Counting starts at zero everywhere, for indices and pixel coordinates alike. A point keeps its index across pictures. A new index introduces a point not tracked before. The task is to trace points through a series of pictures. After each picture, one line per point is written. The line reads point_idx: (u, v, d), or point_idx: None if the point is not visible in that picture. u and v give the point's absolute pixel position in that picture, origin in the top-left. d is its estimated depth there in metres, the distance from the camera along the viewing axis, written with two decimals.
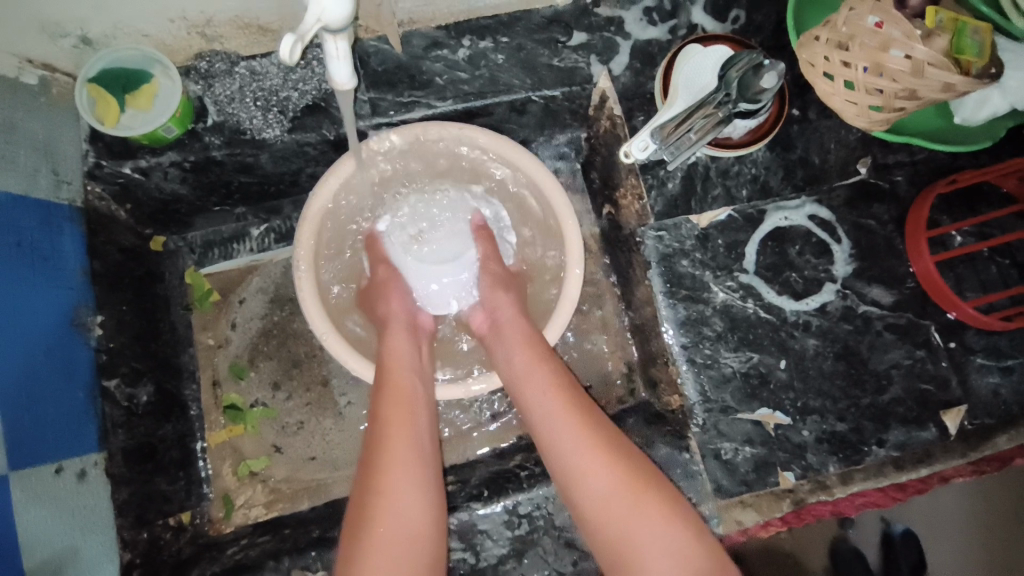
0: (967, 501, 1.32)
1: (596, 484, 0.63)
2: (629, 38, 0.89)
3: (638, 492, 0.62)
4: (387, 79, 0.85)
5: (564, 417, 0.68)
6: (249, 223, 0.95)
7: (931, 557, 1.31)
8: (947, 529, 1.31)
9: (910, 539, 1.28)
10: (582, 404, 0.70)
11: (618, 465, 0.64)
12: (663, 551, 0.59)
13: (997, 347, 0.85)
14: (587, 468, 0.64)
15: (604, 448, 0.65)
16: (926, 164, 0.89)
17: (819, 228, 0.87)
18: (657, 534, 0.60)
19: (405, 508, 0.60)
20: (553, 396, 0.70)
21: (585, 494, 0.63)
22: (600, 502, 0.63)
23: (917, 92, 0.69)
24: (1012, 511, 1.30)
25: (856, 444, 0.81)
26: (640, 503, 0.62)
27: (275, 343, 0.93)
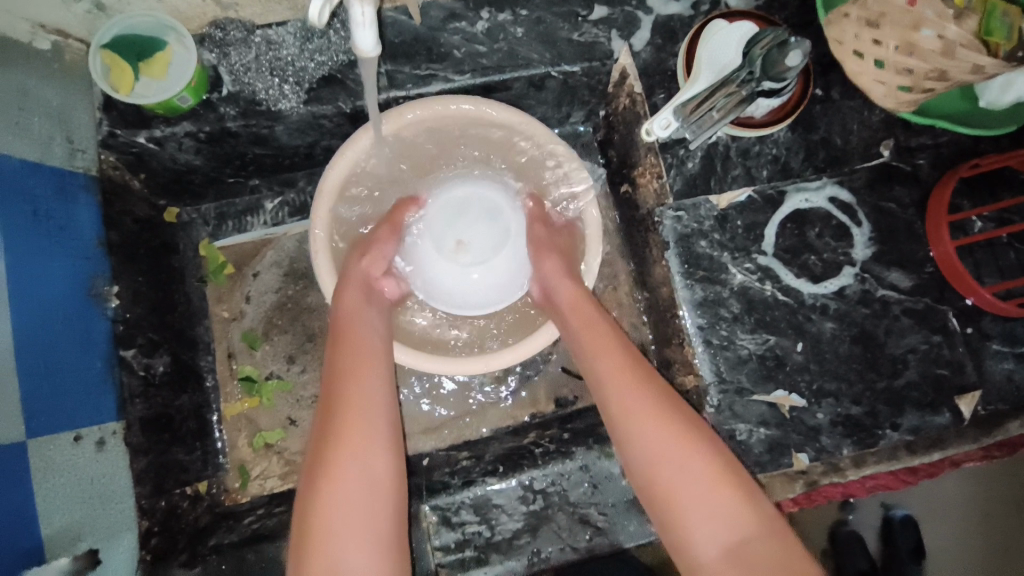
0: (967, 486, 1.33)
1: (656, 445, 0.65)
2: (651, 13, 0.87)
3: (693, 455, 0.64)
4: (404, 51, 0.83)
5: (618, 380, 0.70)
6: (262, 197, 0.95)
7: (929, 541, 1.33)
8: (946, 513, 1.33)
9: (910, 524, 1.31)
10: (642, 367, 0.71)
11: (675, 429, 0.66)
12: (712, 512, 0.61)
13: (1013, 333, 0.84)
14: (646, 434, 0.66)
15: (663, 412, 0.67)
16: (950, 147, 0.88)
17: (840, 211, 0.86)
18: (706, 497, 0.62)
19: (360, 464, 0.62)
20: (614, 361, 0.72)
21: (639, 451, 0.66)
22: (651, 461, 0.65)
23: (947, 73, 0.68)
24: (1011, 496, 1.31)
25: (871, 427, 0.81)
26: (692, 466, 0.63)
27: (289, 317, 0.93)
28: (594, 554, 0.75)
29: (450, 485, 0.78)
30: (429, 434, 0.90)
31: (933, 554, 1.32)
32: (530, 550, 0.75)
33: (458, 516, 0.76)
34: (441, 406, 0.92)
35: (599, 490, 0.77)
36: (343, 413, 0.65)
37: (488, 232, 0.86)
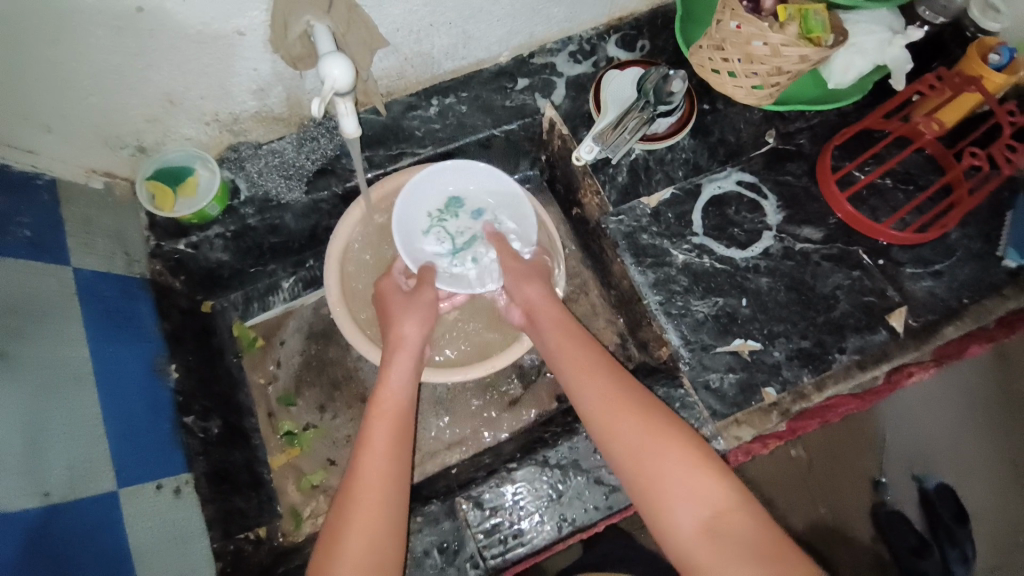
0: (968, 427, 1.41)
1: (638, 450, 0.75)
2: (563, 75, 1.13)
3: (671, 453, 0.73)
4: (378, 139, 1.06)
5: (600, 389, 0.81)
6: (280, 277, 1.13)
7: (968, 501, 1.40)
8: (963, 460, 1.41)
9: (944, 491, 1.37)
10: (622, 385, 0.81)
11: (652, 430, 0.76)
12: (695, 496, 0.70)
13: (921, 256, 1.00)
14: (626, 430, 0.76)
15: (646, 418, 0.77)
16: (823, 126, 1.09)
17: (748, 190, 1.05)
18: (689, 482, 0.71)
19: (383, 513, 0.72)
20: (589, 374, 0.83)
21: (625, 449, 0.75)
22: (633, 454, 0.75)
23: (783, 68, 0.88)
24: (1007, 421, 1.42)
25: (821, 354, 0.94)
26: (677, 463, 0.72)
27: (316, 371, 1.08)
28: (614, 510, 0.85)
29: (478, 478, 0.89)
30: (453, 448, 1.03)
31: (981, 516, 1.39)
32: (557, 516, 0.85)
33: (489, 501, 0.85)
34: (457, 420, 1.05)
35: None
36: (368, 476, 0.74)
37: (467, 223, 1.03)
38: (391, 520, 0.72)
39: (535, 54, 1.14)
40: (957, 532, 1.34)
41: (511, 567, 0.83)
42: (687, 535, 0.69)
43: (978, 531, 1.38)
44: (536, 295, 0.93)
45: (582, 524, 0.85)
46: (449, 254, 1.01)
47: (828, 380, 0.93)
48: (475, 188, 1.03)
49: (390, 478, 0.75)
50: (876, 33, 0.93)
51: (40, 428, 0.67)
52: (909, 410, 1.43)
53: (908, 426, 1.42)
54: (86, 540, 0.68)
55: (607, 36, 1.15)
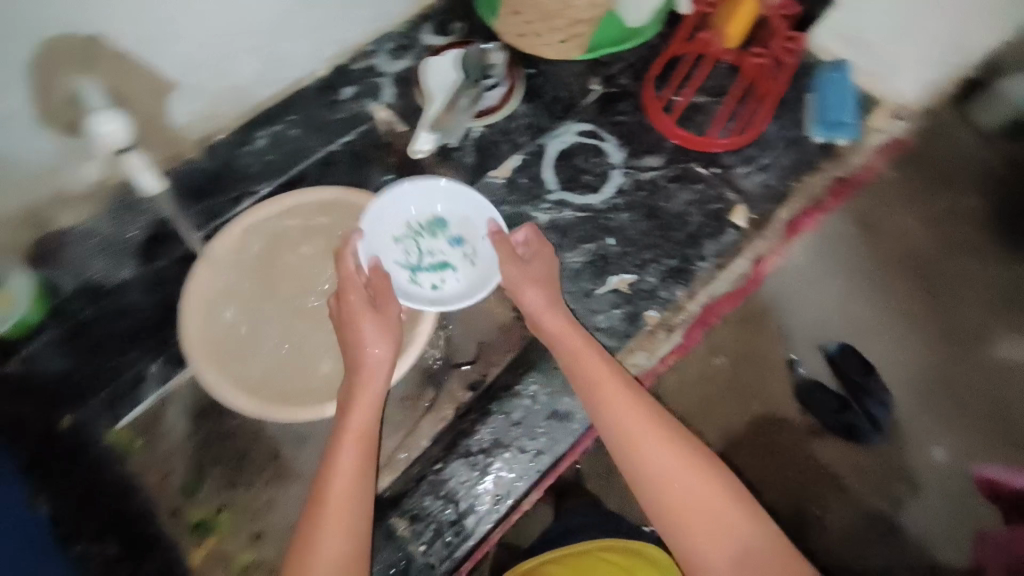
0: (848, 288, 1.18)
1: (658, 467, 0.73)
2: (385, 73, 1.10)
3: (684, 475, 0.72)
4: (208, 188, 0.99)
5: (630, 413, 0.77)
6: (143, 363, 0.96)
7: (879, 365, 1.16)
8: (845, 324, 1.17)
9: (849, 353, 1.14)
10: (635, 393, 0.80)
11: (686, 461, 0.73)
12: (726, 529, 0.70)
13: (747, 154, 1.09)
14: (660, 458, 0.74)
15: (660, 434, 0.75)
16: (640, 61, 1.14)
17: (588, 138, 1.09)
18: (721, 513, 0.71)
19: None
20: (615, 398, 0.79)
21: (656, 478, 0.73)
22: (664, 483, 0.72)
23: (578, 17, 0.93)
24: (907, 250, 1.19)
25: (687, 266, 1.02)
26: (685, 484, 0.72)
27: (214, 449, 0.97)
28: (541, 473, 0.90)
29: (411, 486, 0.90)
30: None
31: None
32: (492, 498, 0.89)
33: (425, 505, 0.89)
34: None
35: (521, 425, 0.92)
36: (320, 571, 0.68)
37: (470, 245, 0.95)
38: None
39: (356, 59, 1.09)
40: (872, 384, 1.13)
41: (464, 559, 0.87)
42: (711, 565, 0.69)
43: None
44: (542, 308, 0.86)
45: (517, 498, 0.89)
46: (410, 270, 0.93)
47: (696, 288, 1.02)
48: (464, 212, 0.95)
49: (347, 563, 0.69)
50: None
51: None
52: (794, 291, 1.18)
53: (798, 309, 1.18)
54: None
55: (420, 26, 1.12)
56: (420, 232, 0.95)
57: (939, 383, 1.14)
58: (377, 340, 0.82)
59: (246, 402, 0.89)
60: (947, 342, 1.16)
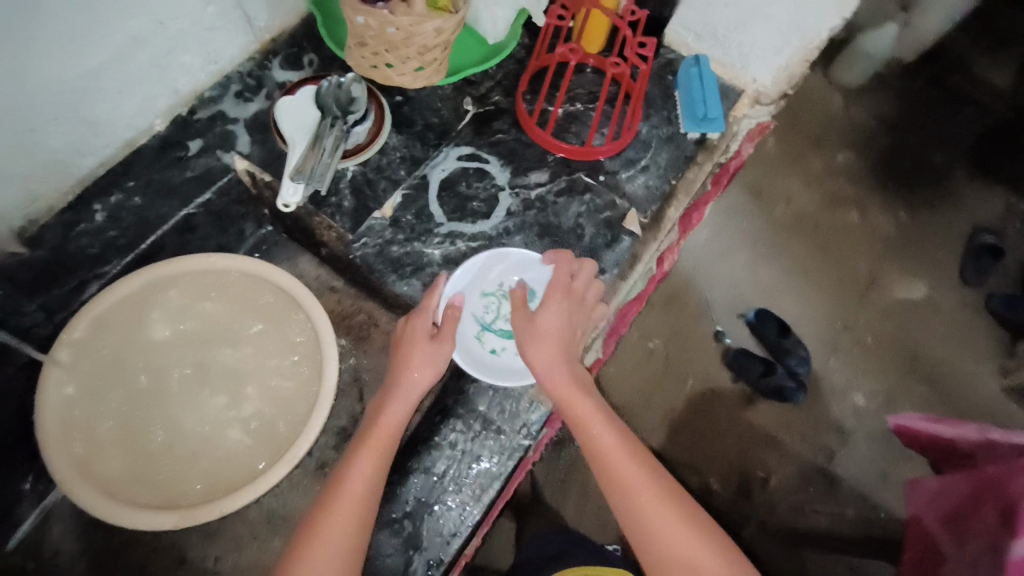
0: (757, 257, 1.53)
1: (664, 528, 0.71)
2: (238, 119, 1.00)
3: (691, 540, 0.70)
4: (43, 279, 0.87)
5: (576, 388, 0.81)
6: (15, 480, 0.82)
7: (790, 316, 1.50)
8: (767, 281, 1.51)
9: (763, 318, 1.44)
10: (632, 446, 0.78)
11: (629, 441, 0.78)
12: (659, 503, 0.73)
13: (628, 158, 1.09)
14: (605, 435, 0.78)
15: (633, 456, 0.76)
16: (508, 76, 1.12)
17: (470, 162, 1.05)
18: (653, 488, 0.74)
19: None
20: (565, 375, 0.82)
21: (600, 449, 0.77)
22: (608, 455, 0.76)
23: (426, 44, 0.87)
24: (795, 215, 1.58)
25: (588, 281, 0.99)
26: (694, 549, 0.70)
27: (105, 572, 0.82)
28: (472, 526, 0.84)
29: None
30: None
31: (803, 327, 1.49)
32: (424, 563, 0.82)
33: None
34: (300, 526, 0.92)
35: (443, 478, 0.86)
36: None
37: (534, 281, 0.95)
38: None
39: (196, 108, 0.99)
40: (787, 343, 1.42)
41: None
42: (644, 533, 0.72)
43: (803, 334, 1.48)
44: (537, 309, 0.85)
45: (452, 557, 0.83)
46: (481, 328, 0.93)
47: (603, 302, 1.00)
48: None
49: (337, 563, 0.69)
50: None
51: None
52: (720, 253, 1.51)
53: (717, 277, 1.50)
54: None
55: (268, 63, 1.04)
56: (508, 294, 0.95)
57: (838, 323, 1.50)
58: (428, 364, 0.83)
59: (120, 513, 0.75)
60: (837, 291, 1.52)
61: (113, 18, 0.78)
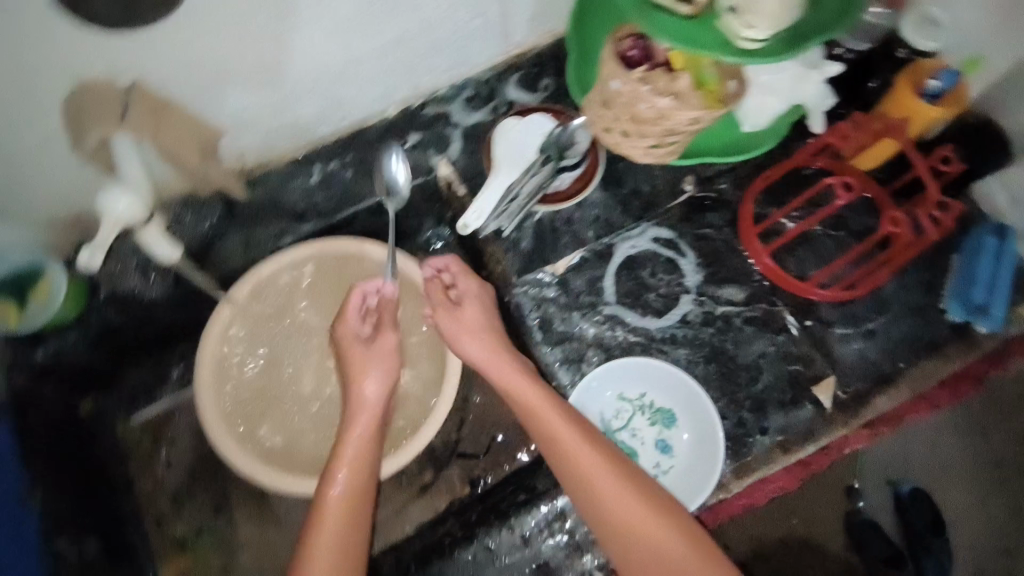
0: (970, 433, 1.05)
1: (651, 547, 0.71)
2: (458, 125, 1.01)
3: (666, 532, 0.71)
4: (253, 217, 0.95)
5: (543, 407, 0.78)
6: (165, 368, 1.02)
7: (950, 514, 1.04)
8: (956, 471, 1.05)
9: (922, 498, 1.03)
10: (601, 449, 0.76)
11: (604, 455, 0.76)
12: (643, 512, 0.72)
13: (852, 313, 0.92)
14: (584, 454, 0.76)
15: (613, 468, 0.75)
16: (747, 166, 0.97)
17: (664, 248, 0.96)
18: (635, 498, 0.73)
19: (354, 530, 0.76)
20: (520, 383, 0.81)
21: (583, 465, 0.75)
22: (586, 471, 0.75)
23: (676, 130, 0.78)
24: None
25: (742, 437, 0.85)
26: (665, 540, 0.71)
27: (210, 473, 0.99)
28: None
29: None
30: None
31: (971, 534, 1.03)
32: None
33: None
34: None
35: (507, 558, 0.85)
36: (325, 510, 0.76)
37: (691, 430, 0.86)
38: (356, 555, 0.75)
39: (428, 103, 0.99)
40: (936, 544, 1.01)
41: None
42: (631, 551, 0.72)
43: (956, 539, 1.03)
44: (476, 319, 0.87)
45: None
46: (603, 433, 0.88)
47: (749, 467, 0.84)
48: (697, 446, 0.85)
49: (356, 515, 0.77)
50: (785, 71, 0.82)
51: None
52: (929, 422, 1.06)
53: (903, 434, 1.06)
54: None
55: (506, 76, 1.01)
56: (644, 409, 0.89)
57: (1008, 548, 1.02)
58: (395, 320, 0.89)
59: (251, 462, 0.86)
60: None
61: (386, 15, 0.79)
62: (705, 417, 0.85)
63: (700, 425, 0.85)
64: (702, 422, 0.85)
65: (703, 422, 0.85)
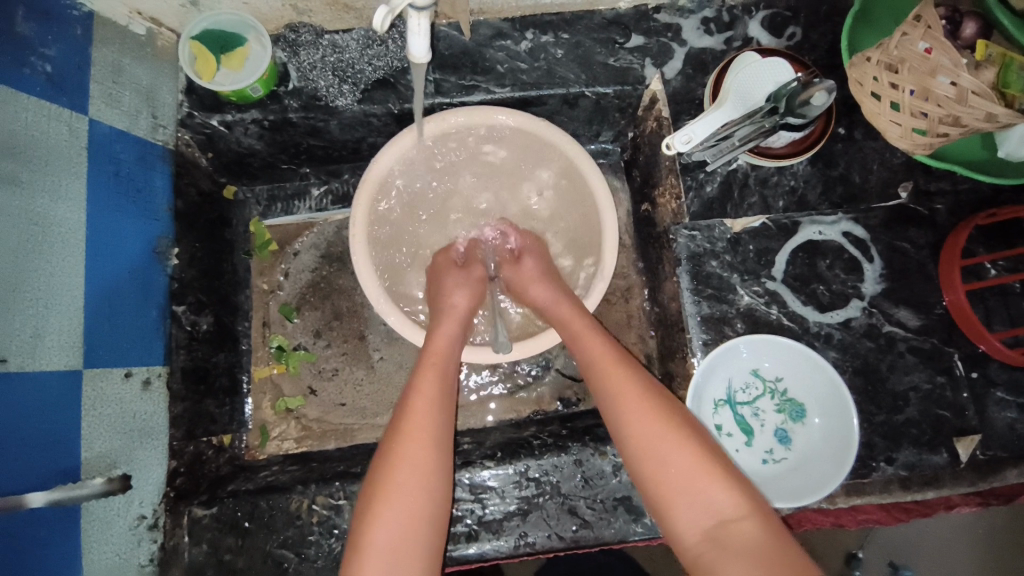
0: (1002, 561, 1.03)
1: (726, 538, 0.60)
2: (686, 44, 0.92)
3: (715, 480, 0.63)
4: (452, 63, 0.91)
5: (607, 368, 0.75)
6: (310, 184, 1.05)
7: None
8: None
9: None
10: (652, 393, 0.72)
11: (669, 421, 0.69)
12: (712, 487, 0.63)
13: (1020, 382, 0.84)
14: (643, 416, 0.69)
15: (677, 431, 0.67)
16: (970, 194, 0.89)
17: (853, 245, 0.88)
18: (706, 471, 0.64)
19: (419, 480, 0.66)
20: (592, 344, 0.78)
21: (643, 432, 0.68)
22: (644, 437, 0.68)
23: (961, 119, 0.71)
24: None
25: (865, 459, 0.82)
26: (714, 490, 0.63)
27: (321, 295, 1.04)
28: (579, 544, 0.80)
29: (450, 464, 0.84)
30: None
31: None
32: (518, 533, 0.80)
33: (454, 492, 0.82)
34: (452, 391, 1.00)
35: (589, 485, 0.82)
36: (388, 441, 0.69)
37: (815, 428, 0.85)
38: (429, 491, 0.66)
39: (663, 9, 0.92)
40: None
41: (453, 565, 0.80)
42: (694, 539, 0.62)
43: None
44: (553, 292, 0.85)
45: (540, 548, 0.80)
46: (724, 399, 0.87)
47: (860, 489, 0.82)
48: (819, 448, 0.84)
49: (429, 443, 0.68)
50: None
51: (45, 310, 0.68)
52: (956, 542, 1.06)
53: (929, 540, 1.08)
54: (30, 525, 0.65)
55: (755, 10, 0.91)
56: (774, 394, 0.87)
57: None
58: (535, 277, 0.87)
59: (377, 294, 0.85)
60: None
61: None
62: (836, 420, 0.82)
63: (828, 427, 0.83)
64: (829, 426, 0.83)
65: (832, 425, 0.83)
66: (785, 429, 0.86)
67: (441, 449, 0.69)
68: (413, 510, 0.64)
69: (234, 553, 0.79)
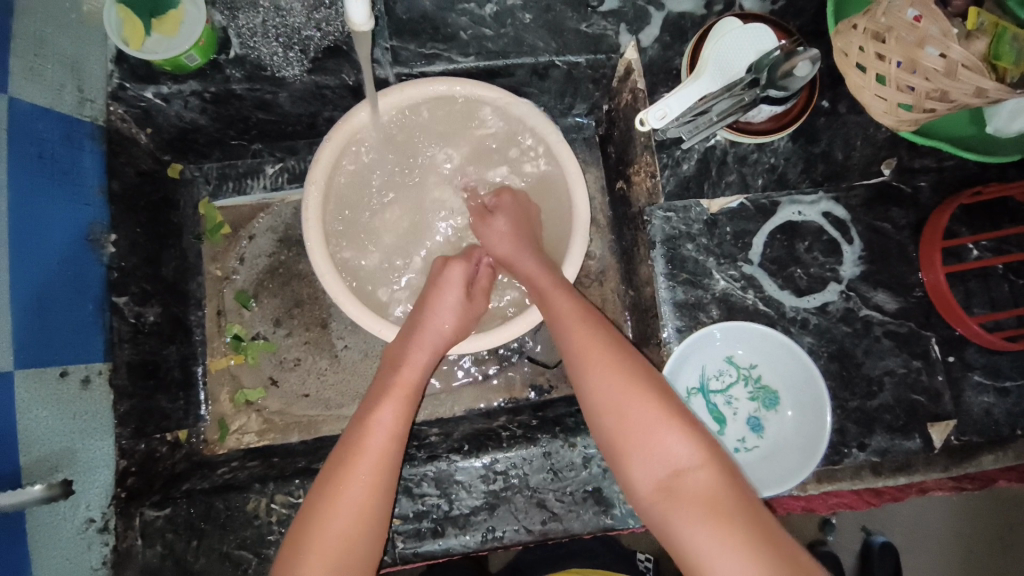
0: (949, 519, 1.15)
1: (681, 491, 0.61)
2: (663, 8, 0.85)
3: (672, 437, 0.63)
4: (410, 28, 0.83)
5: (572, 323, 0.72)
6: (263, 161, 0.99)
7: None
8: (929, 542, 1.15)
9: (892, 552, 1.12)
10: (617, 347, 0.70)
11: (631, 379, 0.67)
12: (669, 444, 0.63)
13: (997, 366, 0.83)
14: (605, 376, 0.67)
15: (639, 390, 0.66)
16: (955, 172, 0.85)
17: (832, 227, 0.85)
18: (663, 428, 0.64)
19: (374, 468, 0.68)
20: (557, 297, 0.75)
21: (604, 391, 0.67)
22: (605, 396, 0.67)
23: (949, 94, 0.66)
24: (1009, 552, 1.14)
25: (838, 445, 0.81)
26: (671, 445, 0.63)
27: (280, 281, 0.98)
28: (548, 537, 0.78)
29: (415, 458, 0.81)
30: None
31: None
32: (485, 527, 0.78)
33: (419, 487, 0.79)
34: None
35: (558, 477, 0.80)
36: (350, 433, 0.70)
37: (787, 415, 0.83)
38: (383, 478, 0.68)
39: None
40: None
41: (419, 561, 0.78)
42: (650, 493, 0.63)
43: None
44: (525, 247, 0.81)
45: (508, 542, 0.78)
46: (697, 388, 0.85)
47: (831, 474, 0.81)
48: (791, 436, 0.82)
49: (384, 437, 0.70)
50: None
51: None
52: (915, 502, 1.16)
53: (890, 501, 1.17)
54: None
55: None
56: (747, 380, 0.85)
57: None
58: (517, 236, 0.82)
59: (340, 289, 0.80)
60: None
61: None
62: (809, 410, 0.81)
63: (801, 415, 0.82)
64: (802, 413, 0.82)
65: (803, 412, 0.81)
66: (758, 417, 0.85)
67: (398, 424, 0.70)
68: (370, 496, 0.66)
69: (190, 555, 0.75)
